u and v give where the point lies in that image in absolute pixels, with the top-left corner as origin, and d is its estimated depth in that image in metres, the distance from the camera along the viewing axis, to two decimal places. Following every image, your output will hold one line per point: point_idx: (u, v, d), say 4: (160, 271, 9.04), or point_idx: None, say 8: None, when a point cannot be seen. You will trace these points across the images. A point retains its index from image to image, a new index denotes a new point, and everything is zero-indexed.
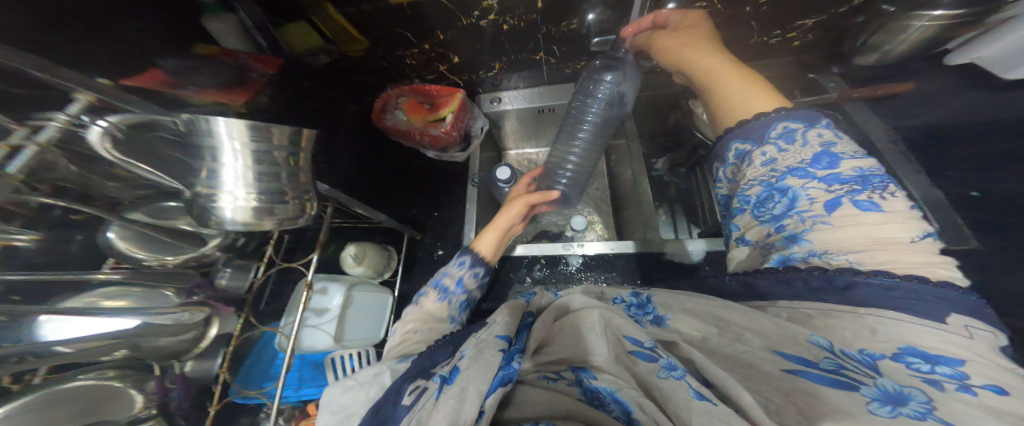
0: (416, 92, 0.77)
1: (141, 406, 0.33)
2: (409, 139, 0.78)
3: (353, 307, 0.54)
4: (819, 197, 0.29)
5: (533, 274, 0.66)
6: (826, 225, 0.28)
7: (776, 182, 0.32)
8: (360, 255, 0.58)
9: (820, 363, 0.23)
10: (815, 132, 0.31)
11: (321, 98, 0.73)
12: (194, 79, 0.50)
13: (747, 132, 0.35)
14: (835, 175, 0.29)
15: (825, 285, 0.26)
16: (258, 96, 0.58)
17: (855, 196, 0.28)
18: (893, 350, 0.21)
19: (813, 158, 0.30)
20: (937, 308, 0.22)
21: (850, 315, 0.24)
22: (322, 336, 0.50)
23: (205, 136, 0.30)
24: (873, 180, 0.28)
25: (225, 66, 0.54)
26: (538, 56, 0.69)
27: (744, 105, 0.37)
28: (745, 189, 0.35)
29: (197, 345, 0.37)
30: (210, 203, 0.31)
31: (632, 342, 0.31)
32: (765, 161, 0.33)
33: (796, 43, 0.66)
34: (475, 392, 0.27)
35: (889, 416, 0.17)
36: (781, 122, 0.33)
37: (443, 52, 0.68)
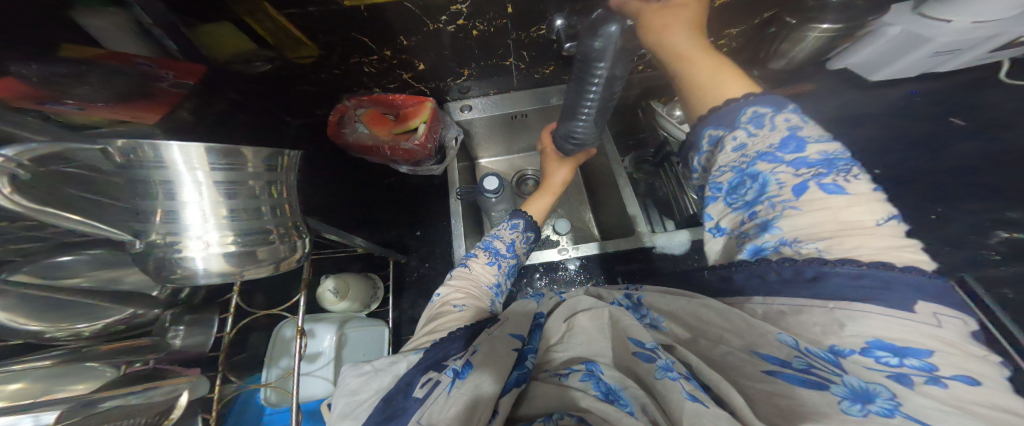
0: (378, 103, 0.71)
1: None
2: (376, 155, 0.71)
3: (347, 347, 0.47)
4: (789, 181, 0.29)
5: (533, 285, 0.64)
6: (794, 210, 0.28)
7: (747, 168, 0.31)
8: (342, 289, 0.50)
9: (791, 362, 0.23)
10: (782, 117, 0.31)
11: (257, 114, 0.61)
12: (72, 90, 0.37)
13: (721, 117, 0.34)
14: (802, 159, 0.29)
15: (794, 277, 0.26)
16: (176, 110, 0.47)
17: (821, 179, 0.28)
18: (862, 344, 0.21)
19: (781, 142, 0.30)
20: (906, 296, 0.22)
21: (822, 310, 0.24)
22: (320, 382, 0.44)
23: (151, 168, 0.23)
24: (838, 164, 0.28)
25: (121, 75, 0.41)
26: (507, 62, 0.68)
27: (718, 92, 0.36)
28: (715, 177, 0.34)
29: (166, 418, 0.27)
30: (171, 254, 0.25)
31: (634, 342, 0.31)
32: (736, 146, 0.33)
33: (726, 50, 0.75)
34: (489, 391, 0.29)
35: (861, 415, 0.18)
36: (751, 107, 0.33)
37: (406, 59, 0.63)
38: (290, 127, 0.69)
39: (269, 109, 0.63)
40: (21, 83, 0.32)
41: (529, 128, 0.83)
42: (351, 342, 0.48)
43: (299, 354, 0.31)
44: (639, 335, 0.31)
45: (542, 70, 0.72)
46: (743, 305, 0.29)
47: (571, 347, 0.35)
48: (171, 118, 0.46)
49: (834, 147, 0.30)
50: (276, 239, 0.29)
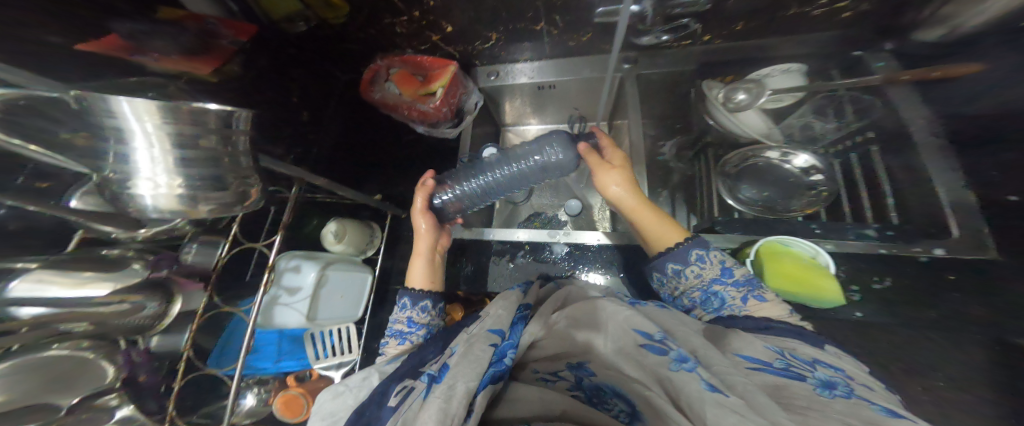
0: (407, 63, 0.72)
1: (111, 378, 0.35)
2: (397, 114, 0.75)
3: (327, 286, 0.55)
4: (738, 296, 0.39)
5: (515, 260, 0.75)
6: (745, 313, 0.37)
7: (707, 289, 0.40)
8: (340, 233, 0.58)
9: (773, 362, 0.27)
10: (715, 253, 0.42)
11: (308, 67, 0.69)
12: (151, 44, 0.46)
13: (676, 256, 0.43)
14: (736, 280, 0.40)
15: (752, 325, 0.34)
16: (227, 64, 0.55)
17: (754, 293, 0.38)
18: (812, 359, 0.28)
19: (721, 272, 0.41)
20: (817, 340, 0.30)
21: (783, 340, 0.31)
22: (294, 314, 0.52)
23: (106, 116, 0.27)
24: (756, 282, 0.40)
25: (186, 33, 0.50)
26: (537, 26, 0.63)
27: (657, 231, 0.47)
28: (687, 295, 0.42)
29: (160, 322, 0.38)
30: (125, 187, 0.29)
31: (643, 335, 0.32)
32: (693, 275, 0.41)
33: (846, 13, 0.53)
34: (465, 390, 0.27)
35: (833, 396, 0.22)
36: (695, 248, 0.42)
37: (434, 20, 0.62)
38: (338, 81, 0.75)
39: (315, 64, 0.70)
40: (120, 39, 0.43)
41: (557, 100, 0.77)
42: (331, 281, 0.55)
43: (266, 285, 0.42)
44: (647, 328, 0.33)
45: (575, 37, 0.64)
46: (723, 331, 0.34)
47: (552, 348, 0.39)
48: (224, 71, 0.54)
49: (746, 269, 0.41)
50: (231, 186, 0.32)
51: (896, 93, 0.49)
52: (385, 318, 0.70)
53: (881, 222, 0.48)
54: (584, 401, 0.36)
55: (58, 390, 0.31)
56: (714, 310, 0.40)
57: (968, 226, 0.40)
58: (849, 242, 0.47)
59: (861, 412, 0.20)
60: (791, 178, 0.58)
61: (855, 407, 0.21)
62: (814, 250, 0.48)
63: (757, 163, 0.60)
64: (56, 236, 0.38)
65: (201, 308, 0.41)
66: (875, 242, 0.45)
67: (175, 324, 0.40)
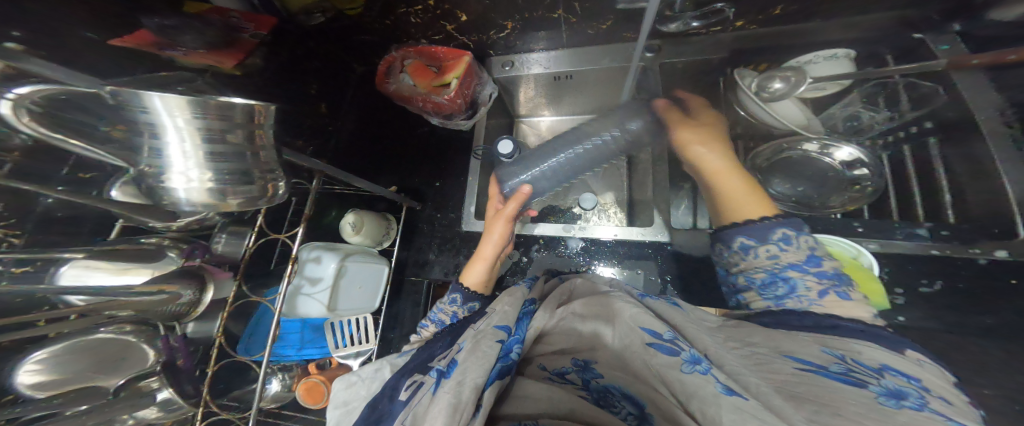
0: (422, 54, 0.71)
1: (151, 360, 0.38)
2: (412, 106, 0.75)
3: (345, 277, 0.56)
4: (815, 288, 0.36)
5: (530, 254, 0.73)
6: (818, 306, 0.35)
7: (779, 272, 0.39)
8: (358, 225, 0.59)
9: (830, 366, 0.26)
10: (804, 239, 0.39)
11: (326, 60, 0.68)
12: (179, 38, 0.48)
13: (752, 231, 0.41)
14: (821, 271, 0.37)
15: (815, 325, 0.32)
16: (250, 58, 0.55)
17: (837, 289, 0.36)
18: (875, 364, 0.25)
19: (806, 258, 0.38)
20: (899, 344, 0.27)
21: (844, 341, 0.28)
22: (315, 305, 0.53)
23: (138, 111, 0.27)
24: (845, 277, 0.37)
25: (209, 27, 0.51)
26: (556, 14, 0.61)
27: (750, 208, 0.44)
28: (750, 273, 0.41)
29: (196, 308, 0.40)
30: (160, 181, 0.30)
31: (651, 334, 0.31)
32: (770, 256, 0.40)
33: None
34: (472, 384, 0.28)
35: (895, 407, 0.20)
36: (785, 228, 0.39)
37: (450, 9, 0.61)
38: (355, 73, 0.75)
39: (332, 55, 0.69)
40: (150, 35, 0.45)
41: (576, 90, 0.75)
42: (349, 273, 0.56)
43: (289, 277, 0.43)
44: (655, 326, 0.32)
45: (596, 25, 0.62)
46: (783, 332, 0.32)
47: (559, 343, 0.41)
48: (246, 65, 0.55)
49: (836, 262, 0.38)
50: (256, 180, 0.33)
51: (959, 80, 0.44)
52: (401, 309, 0.71)
53: (937, 221, 0.46)
54: (591, 402, 0.35)
55: (105, 372, 0.35)
56: (775, 296, 0.39)
57: None
58: (896, 243, 0.46)
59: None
60: (830, 173, 0.56)
61: (918, 421, 0.18)
62: (855, 250, 0.49)
63: (791, 156, 0.58)
64: (98, 226, 0.40)
65: (232, 295, 0.43)
66: (926, 243, 0.43)
67: (206, 312, 0.42)
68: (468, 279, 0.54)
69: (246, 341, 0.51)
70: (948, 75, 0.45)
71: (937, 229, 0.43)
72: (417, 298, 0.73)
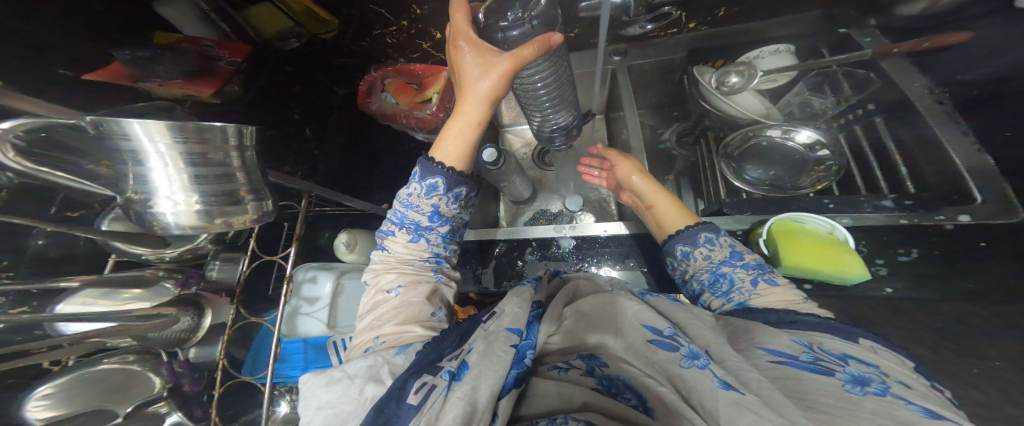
0: (401, 72, 0.74)
1: (159, 386, 0.39)
2: (397, 123, 0.75)
3: (343, 294, 0.58)
4: (746, 279, 0.43)
5: (524, 258, 0.77)
6: (755, 294, 0.41)
7: (716, 270, 0.45)
8: (352, 243, 0.61)
9: (800, 355, 0.28)
10: (723, 239, 0.48)
11: (308, 84, 0.71)
12: (151, 69, 0.49)
13: (685, 239, 0.49)
14: (746, 263, 0.45)
15: (777, 321, 0.36)
16: (228, 84, 0.57)
17: (764, 276, 0.42)
18: (840, 352, 0.28)
19: (730, 255, 0.46)
20: (852, 333, 0.30)
21: (808, 334, 0.31)
22: (315, 323, 0.55)
23: (121, 139, 0.29)
24: (764, 266, 0.44)
25: (185, 56, 0.53)
26: None
27: (673, 221, 0.53)
28: (698, 276, 0.47)
29: (195, 334, 0.41)
30: (148, 207, 0.32)
31: (652, 331, 0.34)
32: (704, 257, 0.47)
33: None
34: (488, 392, 0.29)
35: (861, 393, 0.22)
36: (705, 232, 0.48)
37: (422, 28, 0.71)
38: (337, 95, 0.77)
39: (314, 79, 0.72)
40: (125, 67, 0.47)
41: None
42: (346, 290, 0.58)
43: (285, 297, 0.44)
44: (656, 323, 0.34)
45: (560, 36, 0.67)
46: (750, 324, 0.35)
47: (563, 342, 0.41)
48: (224, 92, 0.56)
49: (755, 255, 0.46)
50: (242, 198, 0.35)
51: (887, 66, 0.50)
52: None
53: (899, 191, 0.48)
54: (603, 393, 0.34)
55: (105, 401, 0.36)
56: (724, 293, 0.44)
57: (990, 188, 0.41)
58: (865, 215, 0.48)
59: (891, 412, 0.20)
60: (796, 156, 0.58)
61: (885, 407, 0.21)
62: (830, 225, 0.49)
63: (761, 143, 0.60)
64: (91, 262, 0.42)
65: (231, 319, 0.44)
66: (894, 213, 0.46)
67: (208, 337, 0.43)
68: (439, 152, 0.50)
69: (251, 363, 0.53)
70: (877, 62, 0.51)
71: (901, 199, 0.46)
72: None
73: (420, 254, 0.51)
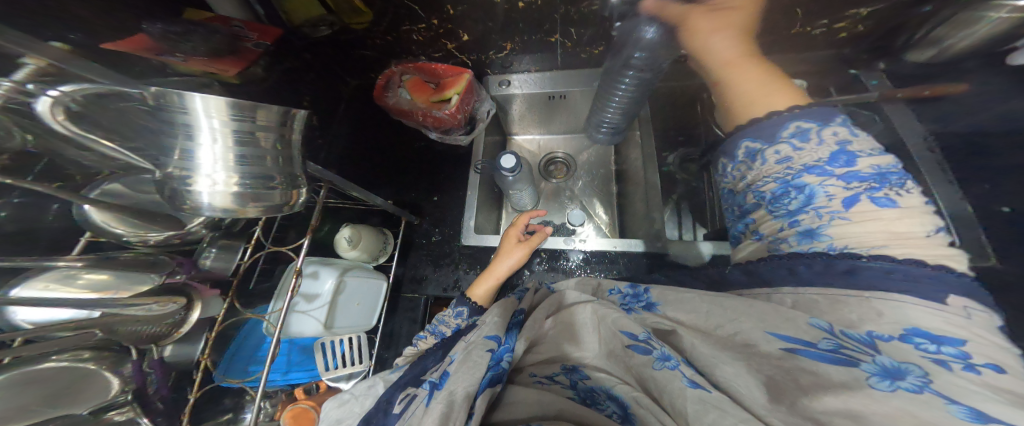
0: (421, 70, 0.72)
1: (118, 391, 0.34)
2: (411, 120, 0.74)
3: (344, 293, 0.55)
4: (838, 193, 0.35)
5: (531, 268, 0.74)
6: (842, 219, 0.34)
7: (794, 180, 0.37)
8: (354, 239, 0.58)
9: (820, 343, 0.26)
10: (829, 130, 0.37)
11: (322, 73, 0.69)
12: (179, 45, 0.46)
13: (758, 131, 0.41)
14: (854, 172, 0.35)
15: (826, 269, 0.32)
16: (252, 66, 0.55)
17: (873, 193, 0.33)
18: (899, 331, 0.25)
19: (831, 156, 0.36)
20: (940, 290, 0.27)
21: (856, 299, 0.28)
22: (311, 322, 0.52)
23: (176, 111, 0.27)
24: (889, 177, 0.34)
25: (216, 34, 0.50)
26: (552, 38, 0.66)
27: (766, 101, 0.42)
28: (763, 186, 0.41)
29: (179, 329, 0.38)
30: (183, 186, 0.28)
31: (629, 336, 0.34)
32: (782, 158, 0.39)
33: (845, 33, 0.60)
34: (462, 394, 0.30)
35: (889, 390, 0.21)
36: (795, 122, 0.38)
37: (452, 29, 0.64)
38: (348, 87, 0.76)
39: (329, 70, 0.71)
40: (149, 39, 0.44)
41: (567, 110, 0.80)
42: (348, 288, 0.56)
43: (292, 293, 0.41)
44: (632, 328, 0.34)
45: (589, 50, 0.68)
46: (771, 295, 0.34)
47: (547, 351, 0.40)
48: (246, 73, 0.54)
49: (886, 162, 0.35)
50: (280, 185, 0.31)
51: (890, 109, 0.52)
52: (396, 329, 0.69)
53: None
54: (579, 402, 0.36)
55: (46, 412, 0.29)
56: (789, 212, 0.39)
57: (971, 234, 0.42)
58: None
59: (918, 412, 0.19)
60: None
61: (913, 404, 0.20)
62: None
63: None
64: (59, 237, 0.36)
65: (221, 315, 0.41)
66: None
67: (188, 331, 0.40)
68: (475, 292, 0.59)
69: (226, 364, 0.47)
70: (882, 105, 0.53)
71: None
72: (413, 314, 0.70)
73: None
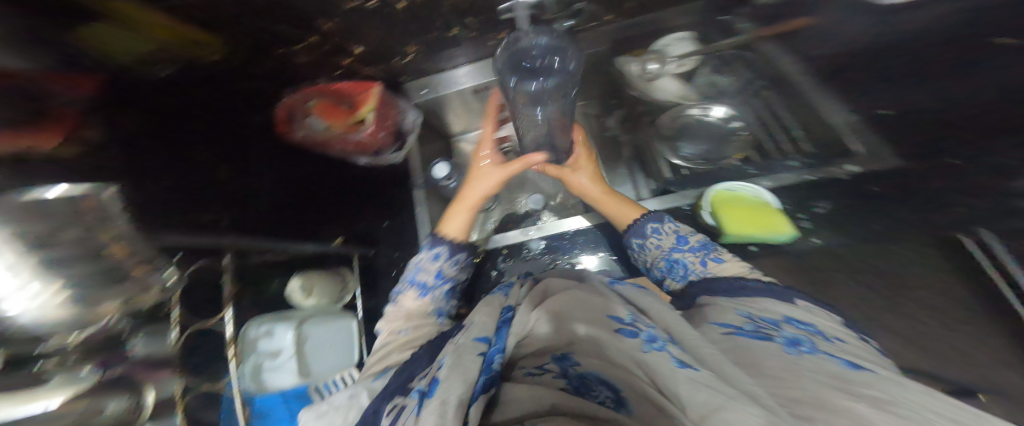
0: (325, 93, 0.67)
1: None
2: (334, 149, 0.72)
3: (309, 340, 0.56)
4: (696, 261, 0.49)
5: (498, 266, 0.77)
6: (708, 272, 0.47)
7: (669, 256, 0.51)
8: (307, 288, 0.57)
9: (745, 326, 0.31)
10: (669, 226, 0.54)
11: None
12: None
13: (636, 232, 0.56)
14: (691, 245, 0.51)
15: (731, 289, 0.40)
16: None
17: (710, 256, 0.48)
18: (782, 318, 0.32)
19: (677, 239, 0.52)
20: (790, 299, 0.36)
21: (757, 304, 0.35)
22: (286, 374, 0.53)
23: None
24: (708, 245, 0.50)
25: None
26: (452, 32, 0.67)
27: (622, 213, 0.61)
28: (657, 266, 0.53)
29: (139, 415, 0.35)
30: None
31: (617, 321, 0.35)
32: (657, 246, 0.53)
33: None
34: (455, 401, 0.29)
35: (796, 354, 0.26)
36: (650, 223, 0.55)
37: (341, 43, 0.63)
38: None
39: None
40: None
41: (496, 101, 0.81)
42: (310, 336, 0.56)
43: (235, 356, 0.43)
44: (620, 314, 0.36)
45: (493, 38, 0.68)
46: (703, 306, 0.39)
47: (536, 343, 0.41)
48: None
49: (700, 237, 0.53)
50: None
51: (764, 48, 0.65)
52: None
53: None
54: (573, 393, 0.35)
55: None
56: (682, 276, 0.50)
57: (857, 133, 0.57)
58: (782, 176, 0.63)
59: (819, 365, 0.24)
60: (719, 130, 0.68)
61: (821, 364, 0.24)
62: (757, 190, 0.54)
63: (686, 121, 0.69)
64: None
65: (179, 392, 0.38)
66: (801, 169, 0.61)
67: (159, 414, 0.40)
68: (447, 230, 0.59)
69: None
70: (758, 45, 0.66)
71: None
72: None
73: (425, 307, 0.55)
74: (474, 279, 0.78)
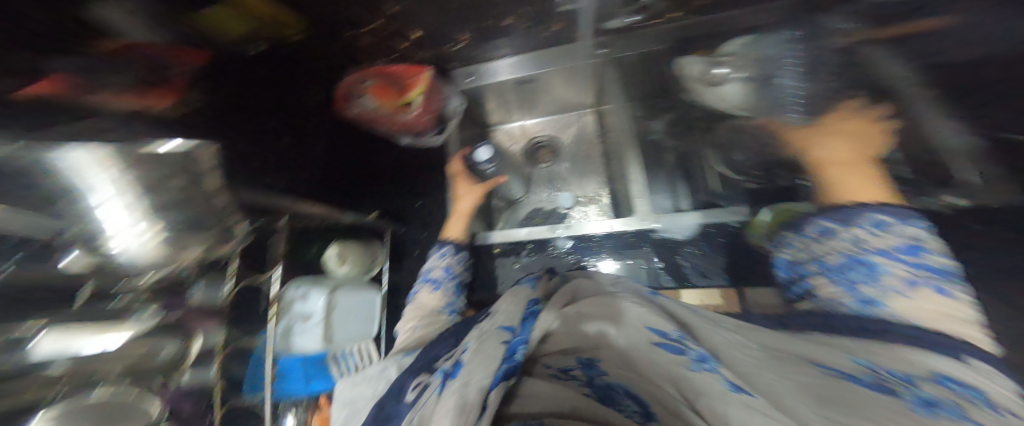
0: (379, 74, 0.69)
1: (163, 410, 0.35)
2: (380, 126, 0.75)
3: (337, 309, 0.58)
4: (899, 277, 0.34)
5: (521, 258, 0.76)
6: (902, 297, 0.32)
7: (860, 257, 0.37)
8: (342, 255, 0.61)
9: (859, 374, 0.23)
10: (907, 227, 0.37)
11: None
12: None
13: (840, 215, 0.42)
14: (920, 262, 0.34)
15: (855, 326, 0.29)
16: None
17: (932, 282, 0.32)
18: (931, 373, 0.22)
19: (899, 245, 0.36)
20: (977, 354, 0.24)
21: (896, 350, 0.25)
22: (312, 338, 0.55)
23: None
24: (949, 273, 0.33)
25: None
26: (506, 22, 0.64)
27: (855, 190, 0.45)
28: (826, 258, 0.41)
29: (185, 360, 0.40)
30: None
31: (656, 333, 0.29)
32: (855, 240, 0.39)
33: None
34: (477, 386, 0.24)
35: (929, 412, 0.17)
36: (875, 214, 0.39)
37: (401, 28, 0.66)
38: None
39: None
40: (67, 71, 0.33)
41: (541, 92, 0.78)
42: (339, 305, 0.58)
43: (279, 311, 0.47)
44: (661, 325, 0.29)
45: (547, 29, 0.65)
46: (808, 331, 0.31)
47: (564, 343, 0.35)
48: None
49: (942, 256, 0.35)
50: None
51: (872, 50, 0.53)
52: None
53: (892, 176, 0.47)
54: (595, 400, 0.33)
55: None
56: (850, 282, 0.37)
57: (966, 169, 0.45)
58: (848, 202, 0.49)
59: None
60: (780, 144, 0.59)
61: None
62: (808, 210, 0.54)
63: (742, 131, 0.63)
64: None
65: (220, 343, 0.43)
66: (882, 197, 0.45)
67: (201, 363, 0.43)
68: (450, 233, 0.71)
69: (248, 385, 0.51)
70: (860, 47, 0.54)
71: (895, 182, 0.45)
72: None
73: (438, 303, 0.57)
74: (496, 271, 0.77)
